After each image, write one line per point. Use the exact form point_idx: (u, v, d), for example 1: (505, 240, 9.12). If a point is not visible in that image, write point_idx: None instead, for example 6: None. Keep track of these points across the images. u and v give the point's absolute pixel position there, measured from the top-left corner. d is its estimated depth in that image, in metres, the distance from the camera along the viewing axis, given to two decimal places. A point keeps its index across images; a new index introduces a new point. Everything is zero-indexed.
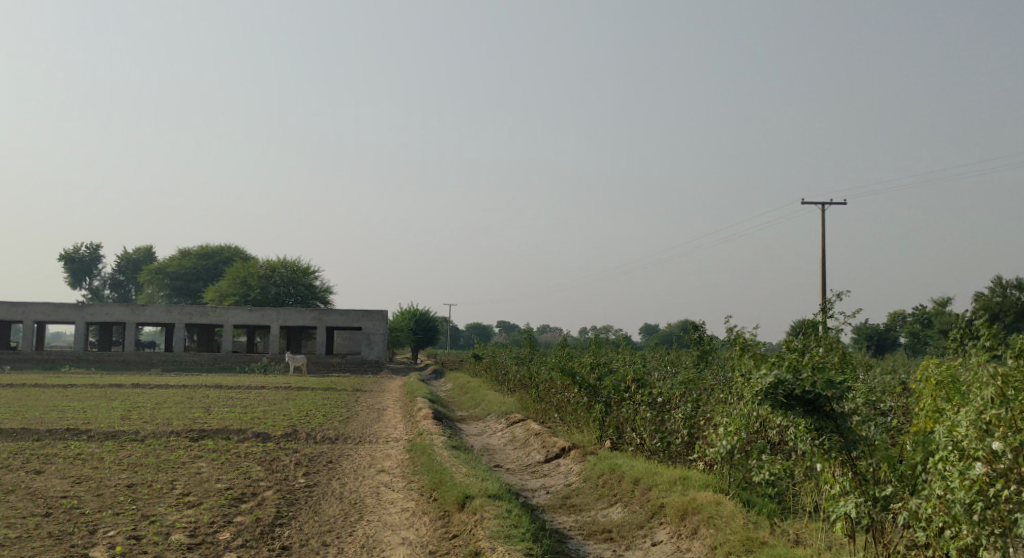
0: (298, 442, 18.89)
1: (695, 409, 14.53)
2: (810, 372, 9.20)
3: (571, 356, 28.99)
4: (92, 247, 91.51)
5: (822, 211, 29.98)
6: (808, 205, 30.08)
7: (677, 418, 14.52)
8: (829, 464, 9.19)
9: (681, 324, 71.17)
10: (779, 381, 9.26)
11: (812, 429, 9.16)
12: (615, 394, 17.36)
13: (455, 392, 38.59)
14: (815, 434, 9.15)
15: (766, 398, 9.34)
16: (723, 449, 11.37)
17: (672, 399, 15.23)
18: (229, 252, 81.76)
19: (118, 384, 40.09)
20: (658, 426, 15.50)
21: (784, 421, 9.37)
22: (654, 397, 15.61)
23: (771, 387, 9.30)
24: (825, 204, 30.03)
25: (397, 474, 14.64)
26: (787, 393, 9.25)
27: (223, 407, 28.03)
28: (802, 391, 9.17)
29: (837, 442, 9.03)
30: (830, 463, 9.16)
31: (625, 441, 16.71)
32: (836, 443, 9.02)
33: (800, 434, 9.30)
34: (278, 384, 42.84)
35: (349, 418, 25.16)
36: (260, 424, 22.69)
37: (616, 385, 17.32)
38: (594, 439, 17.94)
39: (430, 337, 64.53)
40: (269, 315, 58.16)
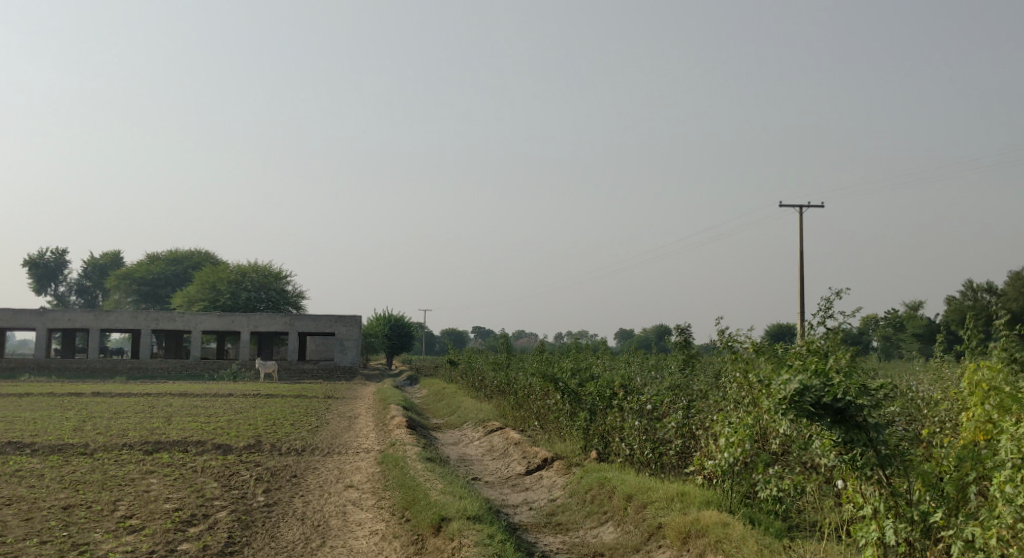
0: (261, 454, 17.68)
1: (688, 417, 13.52)
2: (839, 378, 8.18)
3: (550, 362, 27.92)
4: (58, 252, 89.64)
5: (806, 211, 29.12)
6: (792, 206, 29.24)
7: (670, 427, 13.49)
8: (860, 481, 8.24)
9: (657, 330, 70.33)
10: (805, 389, 8.20)
11: (841, 442, 8.18)
12: (599, 403, 16.31)
13: (430, 398, 37.41)
14: (845, 448, 8.20)
15: (790, 406, 8.29)
16: (724, 462, 10.37)
17: (661, 406, 14.21)
18: (198, 257, 80.09)
19: (80, 392, 38.66)
20: (646, 435, 14.45)
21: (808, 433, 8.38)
22: (640, 405, 14.58)
23: (795, 395, 8.23)
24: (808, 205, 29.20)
25: (366, 489, 13.47)
26: (813, 402, 8.20)
27: (186, 417, 26.68)
28: (830, 400, 8.12)
29: (871, 458, 8.07)
30: (862, 480, 8.20)
31: (610, 452, 15.66)
32: (871, 459, 8.06)
33: (826, 447, 8.32)
34: (246, 392, 41.55)
35: (319, 428, 23.96)
36: (222, 434, 21.48)
37: (599, 392, 16.28)
38: (576, 450, 16.86)
39: (405, 343, 63.25)
40: (238, 321, 56.64)
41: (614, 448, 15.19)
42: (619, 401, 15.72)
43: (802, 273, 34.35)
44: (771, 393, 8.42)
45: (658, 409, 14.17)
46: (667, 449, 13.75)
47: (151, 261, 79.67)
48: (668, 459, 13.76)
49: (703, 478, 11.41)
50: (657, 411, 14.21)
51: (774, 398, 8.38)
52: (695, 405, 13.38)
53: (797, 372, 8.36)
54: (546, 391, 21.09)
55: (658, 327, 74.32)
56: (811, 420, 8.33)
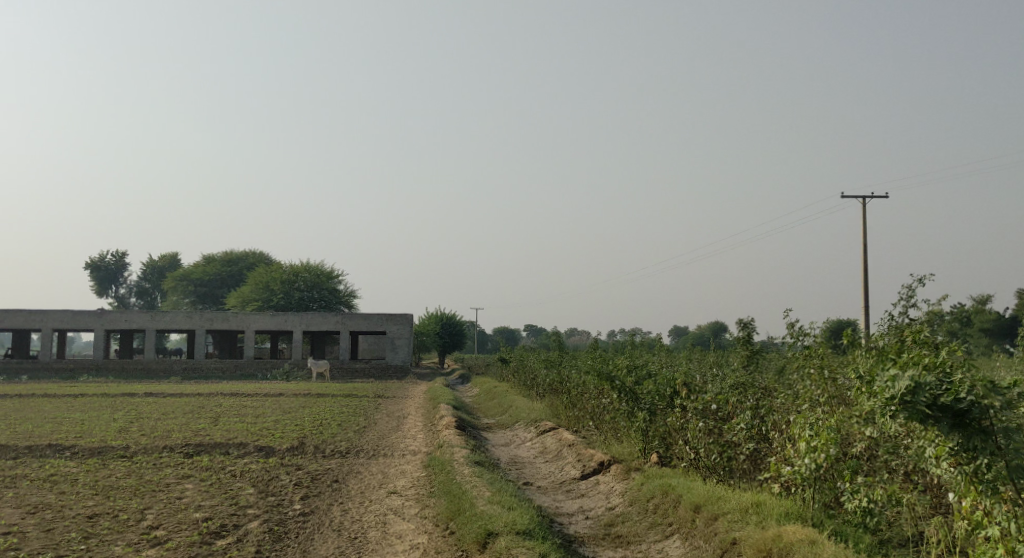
0: (304, 457, 16.90)
1: (758, 416, 12.51)
2: (963, 375, 7.61)
3: (606, 359, 26.85)
4: (118, 254, 90.46)
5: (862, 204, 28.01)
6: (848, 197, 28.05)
7: (739, 429, 12.41)
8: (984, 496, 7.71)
9: (711, 328, 69.16)
10: (918, 386, 7.68)
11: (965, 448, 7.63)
12: (658, 403, 15.33)
13: (482, 396, 36.56)
14: (968, 455, 7.67)
15: (901, 406, 7.79)
16: (804, 467, 9.92)
17: (728, 405, 13.17)
18: (252, 258, 80.12)
19: (131, 393, 38.32)
20: (714, 438, 13.35)
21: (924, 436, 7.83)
22: (703, 403, 13.57)
23: (907, 394, 7.72)
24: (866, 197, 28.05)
25: (411, 496, 12.59)
26: (928, 402, 7.69)
27: (233, 417, 26.02)
28: (952, 400, 7.58)
29: (1002, 470, 7.52)
30: (986, 495, 7.64)
31: (676, 456, 14.61)
32: (1001, 471, 7.51)
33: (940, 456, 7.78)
34: (296, 392, 41.00)
35: (367, 428, 23.19)
36: (268, 435, 20.74)
37: (657, 389, 15.31)
38: (634, 453, 15.82)
39: (457, 341, 62.48)
40: (291, 321, 56.31)
41: (677, 452, 14.11)
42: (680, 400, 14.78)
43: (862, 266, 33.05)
44: (877, 392, 7.92)
45: (723, 408, 13.18)
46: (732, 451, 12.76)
47: (207, 261, 79.97)
48: (736, 461, 12.72)
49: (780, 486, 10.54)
50: (722, 414, 13.29)
51: (881, 398, 7.88)
52: (765, 404, 12.38)
53: (906, 368, 7.83)
54: (602, 390, 20.06)
55: (711, 324, 73.20)
56: (924, 423, 7.83)
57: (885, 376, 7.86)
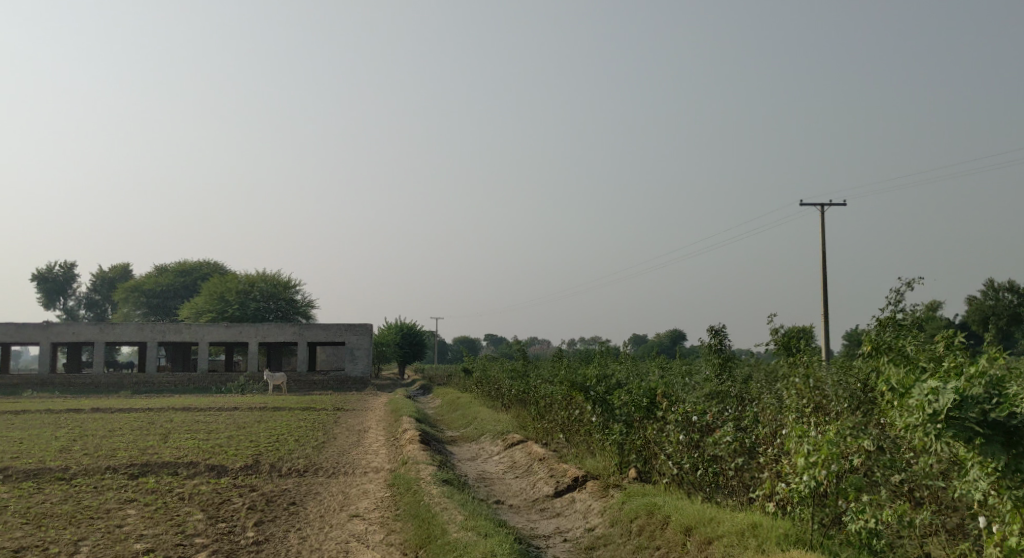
0: (259, 477, 15.89)
1: (742, 426, 11.83)
2: (1013, 388, 7.59)
3: (573, 369, 26.03)
4: (66, 265, 88.26)
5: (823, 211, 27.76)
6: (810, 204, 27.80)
7: (721, 441, 11.65)
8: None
9: (670, 336, 69.02)
10: (964, 400, 7.58)
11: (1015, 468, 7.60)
12: (634, 414, 14.51)
13: (444, 408, 35.57)
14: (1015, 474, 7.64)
15: (947, 423, 7.66)
16: (804, 484, 9.19)
17: (710, 416, 12.44)
18: (207, 268, 78.46)
19: (79, 408, 36.87)
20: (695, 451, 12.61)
21: (968, 455, 7.76)
22: (681, 414, 12.80)
23: (953, 410, 7.61)
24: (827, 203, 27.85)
25: (375, 520, 11.68)
26: (976, 419, 7.60)
27: (185, 434, 24.88)
28: (1000, 417, 7.56)
29: None
30: None
31: (655, 471, 13.86)
32: None
33: (983, 473, 7.76)
34: (252, 405, 39.76)
35: (326, 444, 22.18)
36: (220, 453, 19.65)
37: (633, 399, 14.51)
38: (610, 467, 14.99)
39: (417, 351, 61.41)
40: (247, 332, 54.93)
41: (657, 467, 13.28)
42: (660, 412, 14.01)
43: (824, 273, 32.79)
44: (918, 406, 7.74)
45: (703, 419, 12.43)
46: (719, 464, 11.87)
47: (160, 272, 78.22)
48: (725, 478, 11.86)
49: (774, 505, 9.87)
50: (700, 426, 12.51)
51: (924, 413, 7.70)
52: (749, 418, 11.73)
53: (945, 381, 7.70)
54: (572, 400, 19.26)
55: (670, 332, 73.02)
56: (965, 443, 7.73)
57: (926, 390, 7.71)
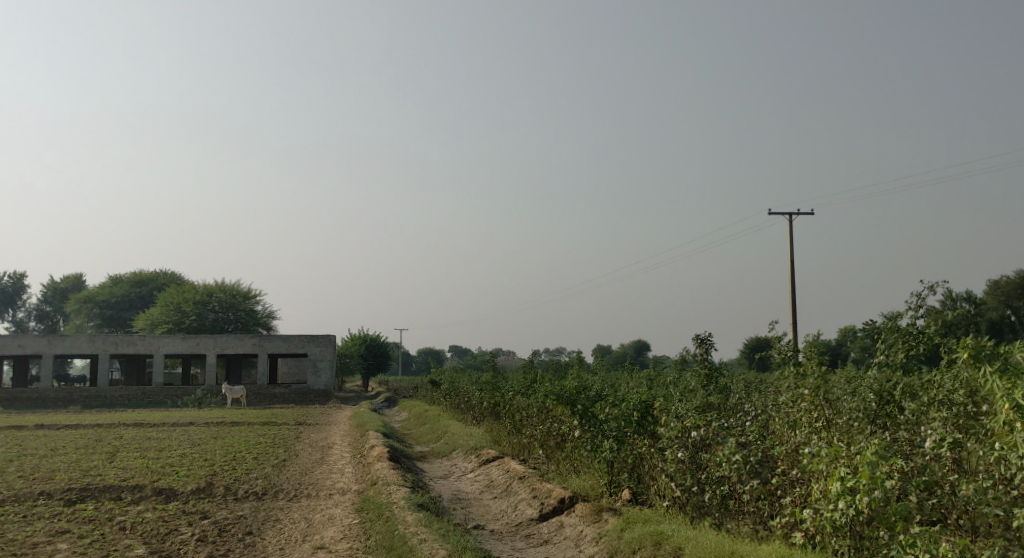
0: (212, 501, 14.46)
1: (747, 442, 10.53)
2: None
3: (548, 381, 24.78)
4: (17, 275, 85.65)
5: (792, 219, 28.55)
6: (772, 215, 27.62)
7: (724, 461, 10.33)
8: None
9: (635, 348, 68.18)
10: None
11: None
12: (624, 429, 13.19)
13: (411, 422, 34.16)
14: None
15: None
16: (840, 516, 7.91)
17: (710, 432, 11.11)
18: (164, 278, 76.34)
19: (26, 425, 35.03)
20: (694, 470, 11.29)
21: None
22: (679, 430, 11.48)
23: None
24: (796, 213, 28.23)
25: (341, 553, 10.26)
26: None
27: (134, 452, 23.27)
28: None
29: None
30: None
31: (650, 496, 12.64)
32: None
33: None
34: (209, 420, 38.08)
35: (287, 462, 20.74)
36: (171, 474, 18.16)
37: (622, 413, 13.22)
38: (598, 488, 13.71)
39: (381, 363, 59.87)
40: (204, 344, 53.08)
41: (655, 490, 11.99)
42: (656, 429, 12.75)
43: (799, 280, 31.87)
44: None
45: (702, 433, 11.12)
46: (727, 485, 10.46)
47: (114, 282, 75.95)
48: (737, 504, 10.46)
49: (802, 538, 8.63)
50: (704, 442, 11.18)
51: None
52: (752, 433, 10.44)
53: None
54: (553, 414, 17.95)
55: (635, 343, 72.13)
56: None
57: None
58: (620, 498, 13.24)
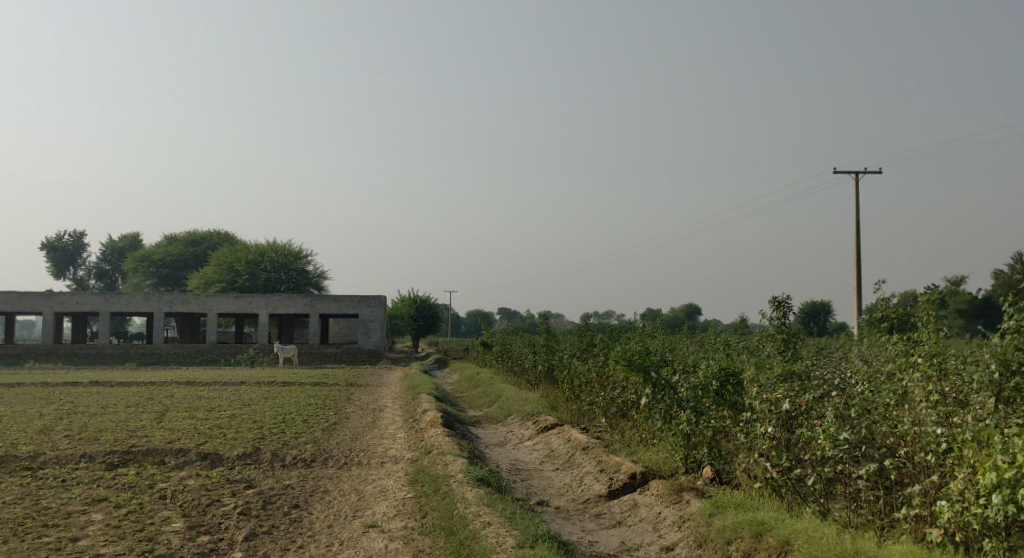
0: (257, 469, 13.61)
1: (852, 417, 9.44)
2: None
3: (608, 345, 23.72)
4: (76, 234, 86.30)
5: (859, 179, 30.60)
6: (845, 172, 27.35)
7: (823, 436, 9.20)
8: None
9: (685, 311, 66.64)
10: None
11: None
12: (702, 399, 12.51)
13: (462, 385, 33.30)
14: None
15: None
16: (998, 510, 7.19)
17: (805, 404, 10.11)
18: (218, 239, 76.32)
19: (78, 382, 34.71)
20: (785, 446, 10.21)
21: None
22: (770, 402, 10.43)
23: None
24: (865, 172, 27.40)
25: (397, 533, 9.31)
26: None
27: (183, 412, 22.60)
28: None
29: None
30: None
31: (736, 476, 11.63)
32: None
33: None
34: (261, 379, 37.57)
35: (337, 425, 19.93)
36: (218, 437, 17.36)
37: (698, 382, 12.62)
38: (674, 465, 12.76)
39: (432, 325, 59.26)
40: (256, 303, 52.71)
41: (743, 468, 10.94)
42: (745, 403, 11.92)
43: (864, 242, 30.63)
44: None
45: (797, 405, 10.02)
46: (832, 467, 9.20)
47: (169, 242, 76.05)
48: (847, 489, 9.25)
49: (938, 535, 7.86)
50: (801, 415, 10.07)
51: None
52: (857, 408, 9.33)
53: None
54: (619, 381, 16.93)
55: (686, 307, 70.43)
56: None
57: None
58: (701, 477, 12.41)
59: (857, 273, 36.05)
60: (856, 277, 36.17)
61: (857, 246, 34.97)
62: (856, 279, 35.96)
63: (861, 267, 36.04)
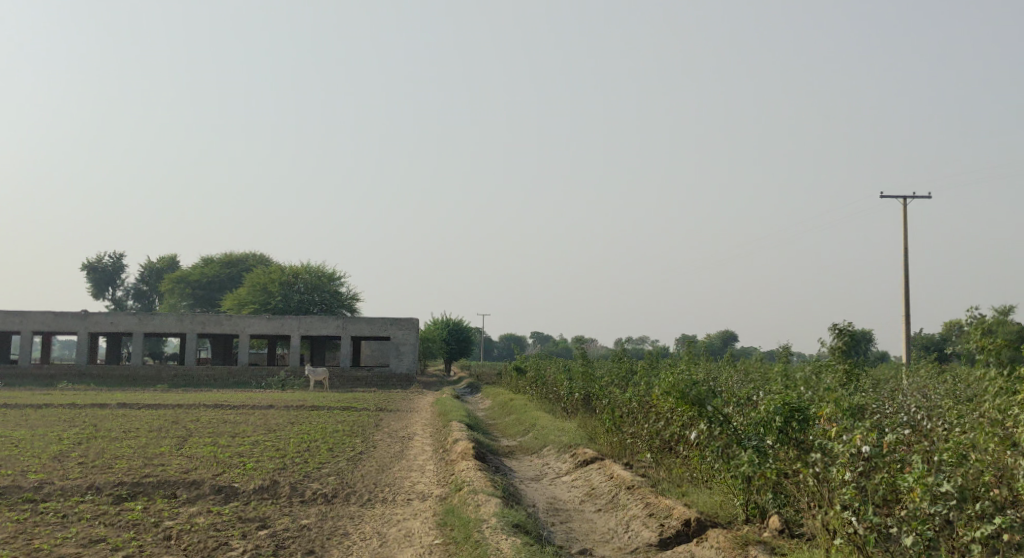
0: (273, 507, 12.50)
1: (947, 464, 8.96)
2: None
3: (649, 373, 22.51)
4: (115, 255, 86.29)
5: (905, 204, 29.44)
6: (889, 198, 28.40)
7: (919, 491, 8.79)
8: None
9: (723, 336, 66.34)
10: None
11: None
12: (765, 439, 11.62)
13: (497, 411, 32.10)
14: None
15: None
16: None
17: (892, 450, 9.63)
18: (254, 260, 75.88)
19: (105, 403, 33.83)
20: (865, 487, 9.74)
21: None
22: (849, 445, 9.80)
23: None
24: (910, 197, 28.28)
25: None
26: None
27: (206, 439, 21.56)
28: None
29: None
30: None
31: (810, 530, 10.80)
32: None
33: None
34: (290, 403, 36.56)
35: (365, 455, 18.86)
36: (236, 467, 16.27)
37: (761, 419, 11.68)
38: (726, 510, 12.07)
39: (465, 348, 58.24)
40: (288, 325, 51.86)
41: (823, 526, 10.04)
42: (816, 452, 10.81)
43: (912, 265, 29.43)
44: None
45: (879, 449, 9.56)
46: (932, 525, 8.80)
47: (205, 264, 75.65)
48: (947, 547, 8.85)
49: None
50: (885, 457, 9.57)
51: None
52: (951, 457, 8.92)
53: None
54: (665, 413, 15.78)
55: (722, 334, 68.79)
56: None
57: None
58: (769, 529, 11.36)
59: (904, 302, 34.51)
60: (904, 304, 34.63)
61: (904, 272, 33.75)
62: (904, 308, 34.41)
63: (908, 295, 34.57)
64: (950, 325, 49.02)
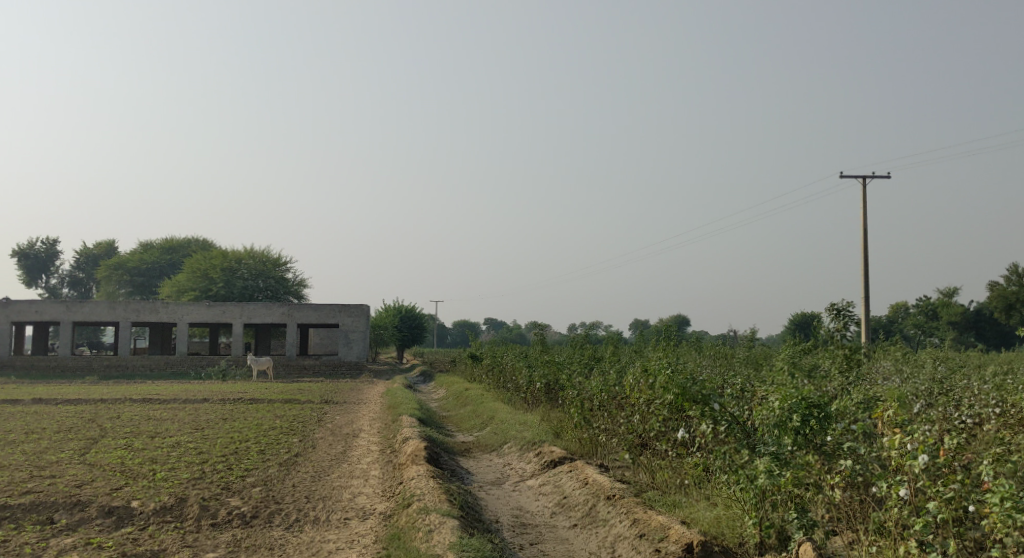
0: (171, 537, 9.95)
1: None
2: None
3: (620, 360, 20.13)
4: (49, 240, 82.26)
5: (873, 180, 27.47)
6: (849, 177, 26.55)
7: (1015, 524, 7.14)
8: None
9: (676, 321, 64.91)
10: None
11: None
12: (778, 439, 9.50)
13: (450, 403, 29.72)
14: None
15: None
16: None
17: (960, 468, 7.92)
18: (196, 245, 72.65)
19: (21, 399, 30.83)
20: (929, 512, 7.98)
21: None
22: (910, 465, 7.99)
23: None
24: (871, 175, 26.51)
25: None
26: None
27: (119, 441, 18.85)
28: None
29: None
30: None
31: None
32: None
33: None
34: (225, 396, 33.76)
35: (298, 458, 16.32)
36: (141, 479, 13.64)
37: (775, 418, 9.53)
38: (729, 527, 9.90)
39: (416, 335, 55.69)
40: (229, 312, 48.85)
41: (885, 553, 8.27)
42: (851, 463, 8.85)
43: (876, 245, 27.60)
44: None
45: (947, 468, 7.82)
46: None
47: (144, 249, 72.17)
48: None
49: None
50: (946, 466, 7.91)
51: None
52: None
53: None
54: (644, 410, 13.53)
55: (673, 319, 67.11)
56: None
57: None
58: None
59: (865, 283, 32.74)
60: (868, 286, 32.76)
61: (867, 249, 31.99)
62: (866, 288, 32.60)
63: (870, 280, 32.83)
64: (897, 307, 47.69)
